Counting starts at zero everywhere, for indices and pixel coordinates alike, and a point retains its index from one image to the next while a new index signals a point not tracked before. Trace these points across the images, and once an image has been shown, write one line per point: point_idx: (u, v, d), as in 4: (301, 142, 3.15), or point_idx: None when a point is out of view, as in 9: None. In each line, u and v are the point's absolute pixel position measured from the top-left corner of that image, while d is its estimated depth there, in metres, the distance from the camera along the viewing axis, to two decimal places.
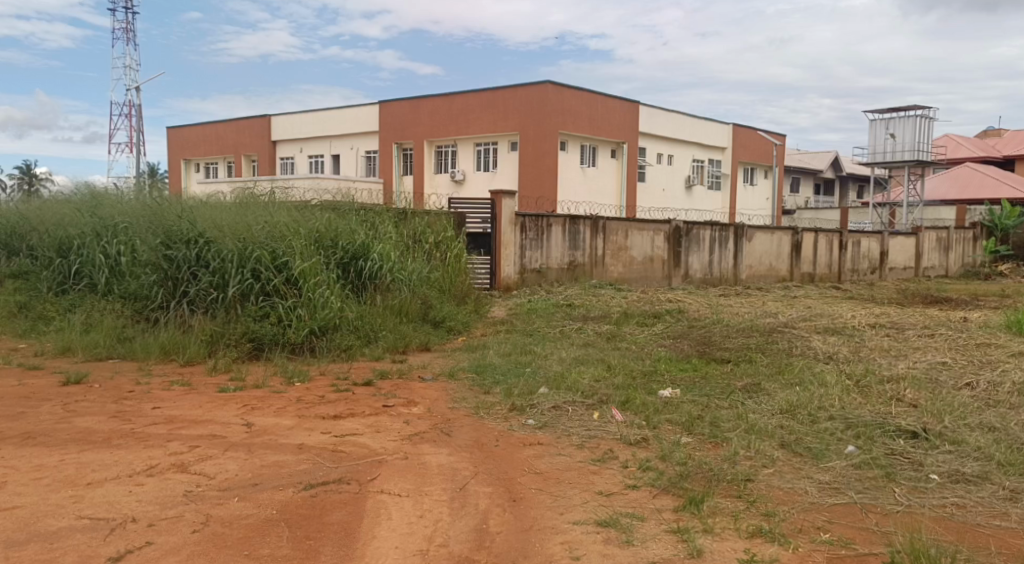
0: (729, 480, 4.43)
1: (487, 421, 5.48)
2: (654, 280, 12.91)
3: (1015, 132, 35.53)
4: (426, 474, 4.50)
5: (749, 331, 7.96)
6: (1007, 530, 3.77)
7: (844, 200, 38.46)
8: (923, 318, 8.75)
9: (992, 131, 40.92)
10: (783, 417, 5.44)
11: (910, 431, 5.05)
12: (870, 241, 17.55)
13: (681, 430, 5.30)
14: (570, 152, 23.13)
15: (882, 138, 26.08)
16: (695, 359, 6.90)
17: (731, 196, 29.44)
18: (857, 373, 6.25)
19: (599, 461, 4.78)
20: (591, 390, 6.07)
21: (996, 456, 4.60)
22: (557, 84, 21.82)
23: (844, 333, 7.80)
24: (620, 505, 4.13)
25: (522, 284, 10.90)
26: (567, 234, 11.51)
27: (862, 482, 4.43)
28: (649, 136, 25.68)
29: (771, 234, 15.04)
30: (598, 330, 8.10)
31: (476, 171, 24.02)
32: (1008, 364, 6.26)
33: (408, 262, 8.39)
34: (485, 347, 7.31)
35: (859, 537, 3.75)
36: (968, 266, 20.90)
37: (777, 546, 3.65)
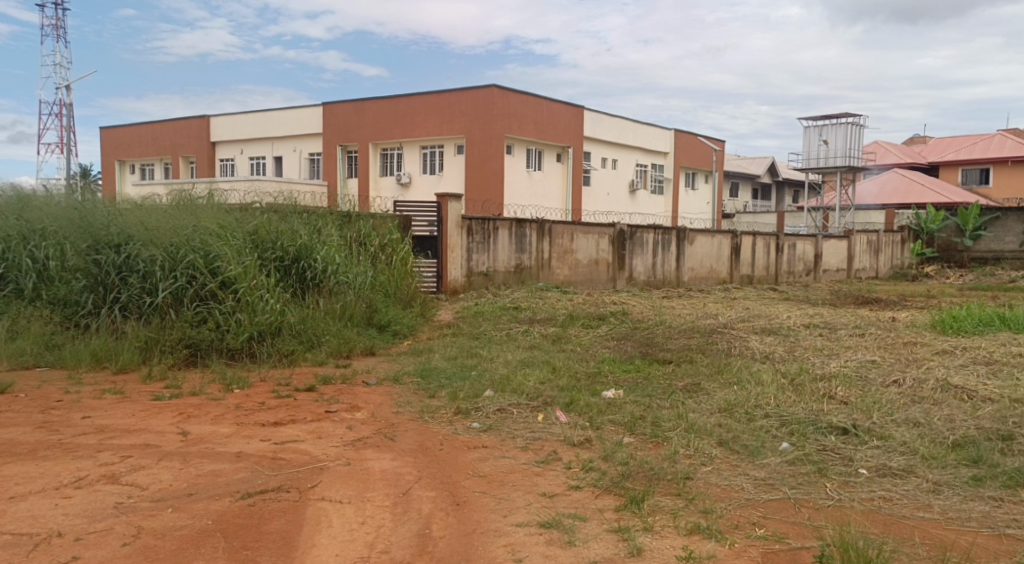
0: (668, 478, 4.52)
1: (431, 425, 5.47)
2: (599, 283, 13.07)
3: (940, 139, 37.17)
4: (368, 480, 4.48)
5: (690, 332, 8.13)
6: (930, 521, 3.93)
7: (781, 204, 39.62)
8: (854, 318, 9.04)
9: (918, 138, 42.76)
10: (721, 415, 5.59)
11: (841, 427, 5.24)
12: (805, 244, 18.09)
13: (624, 431, 5.38)
14: (516, 156, 23.22)
15: (815, 144, 26.93)
16: (638, 360, 7.02)
17: (674, 200, 30.00)
18: (792, 372, 6.45)
19: (542, 463, 4.82)
20: (535, 392, 6.11)
21: (920, 450, 4.80)
22: (503, 88, 21.91)
23: (779, 333, 8.04)
24: (563, 506, 4.17)
25: (468, 287, 10.89)
26: (513, 237, 11.57)
27: (795, 477, 4.57)
28: (594, 141, 25.99)
29: (711, 238, 15.36)
30: (544, 332, 8.17)
31: (422, 174, 23.91)
32: (932, 362, 6.53)
33: (352, 265, 8.30)
34: (431, 350, 7.29)
35: (792, 532, 3.87)
36: (896, 268, 21.74)
37: (714, 542, 3.74)
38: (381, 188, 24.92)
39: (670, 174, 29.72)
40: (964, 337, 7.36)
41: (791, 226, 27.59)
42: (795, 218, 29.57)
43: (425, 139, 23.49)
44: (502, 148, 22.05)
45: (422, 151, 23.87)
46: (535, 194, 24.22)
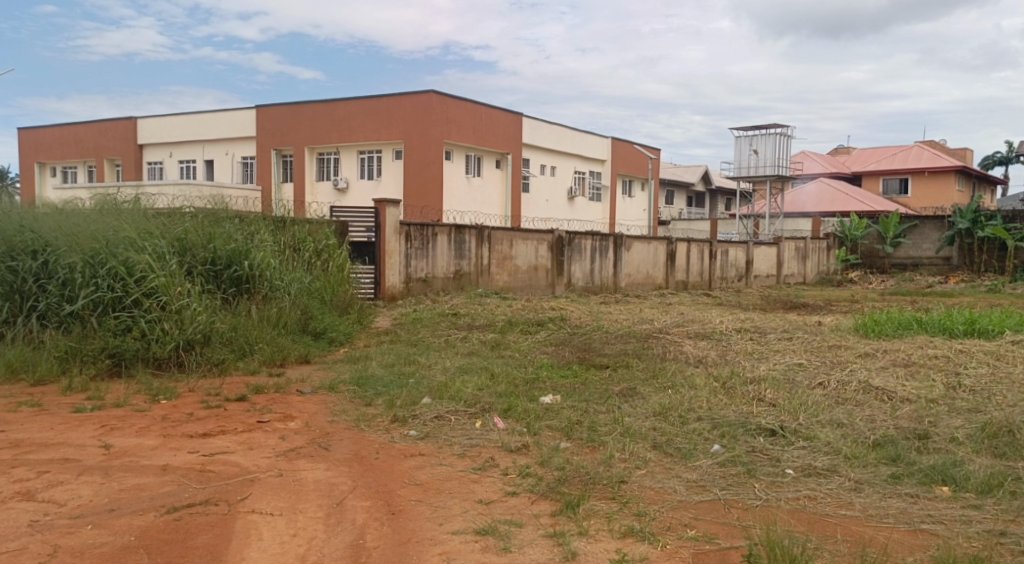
0: (604, 482, 4.57)
1: (367, 433, 5.40)
2: (538, 289, 13.15)
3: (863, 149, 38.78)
4: (301, 491, 4.39)
5: (626, 337, 8.26)
6: (852, 519, 4.08)
7: (714, 211, 40.67)
8: (782, 323, 9.35)
9: (842, 149, 44.56)
10: (656, 419, 5.69)
11: (769, 429, 5.39)
12: (737, 250, 18.59)
13: (561, 436, 5.42)
14: (455, 162, 23.19)
15: (746, 153, 27.70)
16: (576, 365, 7.09)
17: (612, 207, 30.45)
18: (724, 375, 6.62)
19: (479, 470, 4.82)
20: (473, 398, 6.10)
21: (843, 450, 4.98)
22: (441, 94, 21.87)
23: (712, 338, 8.24)
24: (499, 513, 4.17)
25: (407, 293, 10.82)
26: (452, 243, 11.54)
27: (725, 479, 4.69)
28: (533, 148, 26.19)
29: (648, 244, 15.65)
30: (483, 338, 8.17)
31: (360, 179, 23.63)
32: (855, 364, 6.80)
33: (287, 271, 8.14)
34: (368, 358, 7.21)
35: (721, 532, 3.96)
36: (822, 273, 22.55)
37: (647, 545, 3.80)
38: (316, 194, 24.45)
39: (607, 181, 30.17)
40: (884, 341, 7.68)
41: (724, 233, 28.33)
42: (728, 225, 30.40)
43: (363, 144, 23.24)
44: (441, 154, 22.02)
45: (359, 156, 23.59)
46: (474, 200, 24.24)
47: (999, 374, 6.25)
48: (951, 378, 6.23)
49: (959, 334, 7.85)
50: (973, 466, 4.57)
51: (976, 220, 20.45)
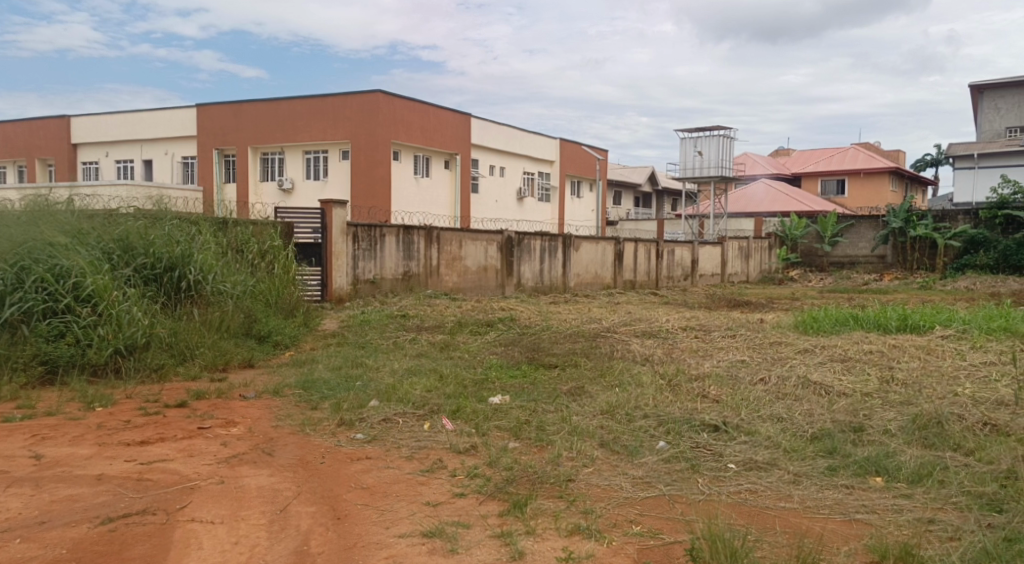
0: (552, 481, 4.60)
1: (313, 437, 5.33)
2: (488, 289, 13.17)
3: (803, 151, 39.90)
4: (243, 498, 4.30)
5: (575, 336, 8.32)
6: (790, 510, 4.20)
7: (661, 212, 41.32)
8: (726, 320, 9.55)
9: (783, 151, 45.79)
10: (603, 417, 5.75)
11: (712, 424, 5.51)
12: (683, 250, 18.90)
13: (509, 436, 5.43)
14: (403, 162, 23.04)
15: (691, 154, 28.21)
16: (525, 365, 7.12)
17: (560, 208, 30.66)
18: (669, 373, 6.73)
19: (427, 472, 4.80)
20: (422, 400, 6.07)
21: (782, 444, 5.12)
22: (388, 93, 21.71)
23: (659, 336, 8.36)
24: (446, 515, 4.16)
25: (355, 295, 10.71)
26: (400, 244, 11.47)
27: (670, 474, 4.77)
28: (482, 148, 26.20)
29: (596, 244, 15.79)
30: (432, 339, 8.13)
31: (305, 180, 23.28)
32: (795, 360, 6.98)
33: (230, 273, 7.98)
34: (314, 361, 7.10)
35: (666, 527, 4.03)
36: (765, 272, 23.14)
37: (593, 542, 3.84)
38: (260, 195, 23.99)
39: (555, 182, 30.39)
40: (823, 336, 7.92)
41: (671, 233, 28.81)
42: (675, 225, 30.92)
43: (308, 144, 22.91)
44: (389, 154, 21.87)
45: (304, 157, 23.23)
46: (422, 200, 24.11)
47: (930, 367, 6.50)
48: (885, 372, 6.45)
49: (892, 329, 8.14)
50: (904, 457, 4.74)
51: (909, 219, 21.21)
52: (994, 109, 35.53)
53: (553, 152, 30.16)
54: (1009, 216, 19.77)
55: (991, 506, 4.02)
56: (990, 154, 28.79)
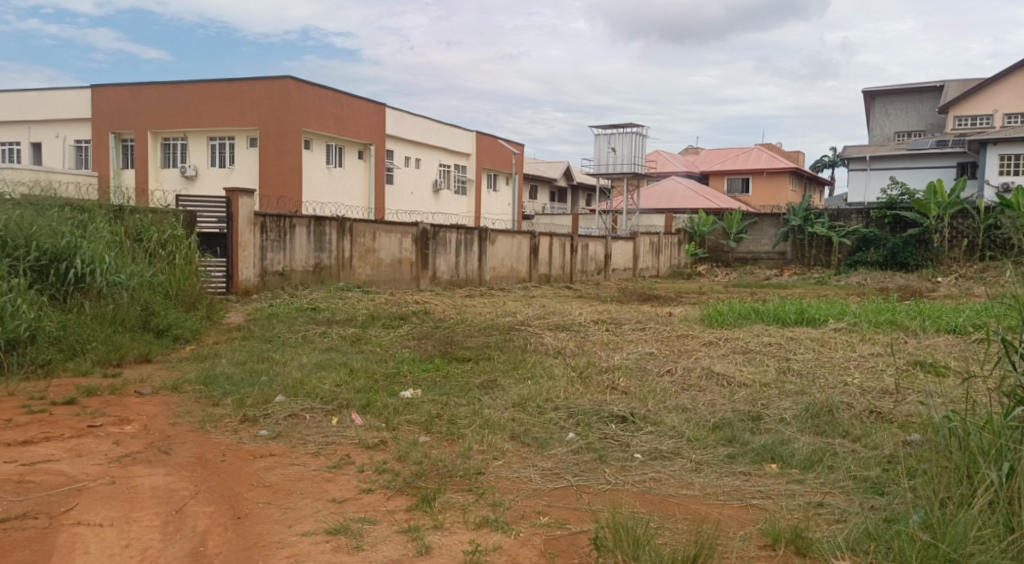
0: (461, 475, 4.59)
1: (214, 435, 5.13)
2: (402, 283, 13.00)
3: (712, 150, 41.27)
4: (136, 498, 4.10)
5: (489, 329, 8.34)
6: (691, 497, 4.33)
7: (576, 207, 41.96)
8: (636, 314, 9.76)
9: (693, 150, 47.28)
10: (515, 410, 5.78)
11: (620, 415, 5.62)
12: (597, 245, 19.19)
13: (420, 430, 5.38)
14: (315, 152, 22.47)
15: (605, 151, 28.71)
16: (438, 359, 7.07)
17: (477, 201, 30.68)
18: (581, 365, 6.84)
19: (333, 468, 4.70)
20: (330, 395, 5.95)
21: (686, 433, 5.27)
22: (299, 80, 21.14)
23: (571, 329, 8.47)
24: (352, 511, 4.08)
25: (263, 287, 10.40)
26: (311, 235, 11.21)
27: (578, 465, 4.84)
28: (397, 139, 25.88)
29: (512, 238, 15.84)
30: (343, 333, 7.98)
31: (210, 168, 22.38)
32: (700, 352, 7.22)
33: (125, 264, 7.58)
34: (216, 356, 6.85)
35: (572, 517, 4.09)
36: (674, 267, 23.86)
37: (501, 534, 3.85)
38: (162, 181, 22.99)
39: (472, 175, 30.36)
40: (726, 329, 8.20)
41: (585, 227, 29.23)
42: (589, 219, 31.48)
43: (213, 130, 22.03)
44: (300, 143, 21.32)
45: (209, 143, 22.29)
46: (336, 191, 23.65)
47: (823, 358, 6.83)
48: (783, 363, 6.75)
49: (790, 322, 8.52)
50: (798, 444, 4.96)
51: (807, 217, 22.26)
52: (885, 114, 37.68)
53: (470, 145, 30.11)
54: (897, 216, 20.95)
55: (873, 488, 4.25)
56: (882, 157, 30.53)
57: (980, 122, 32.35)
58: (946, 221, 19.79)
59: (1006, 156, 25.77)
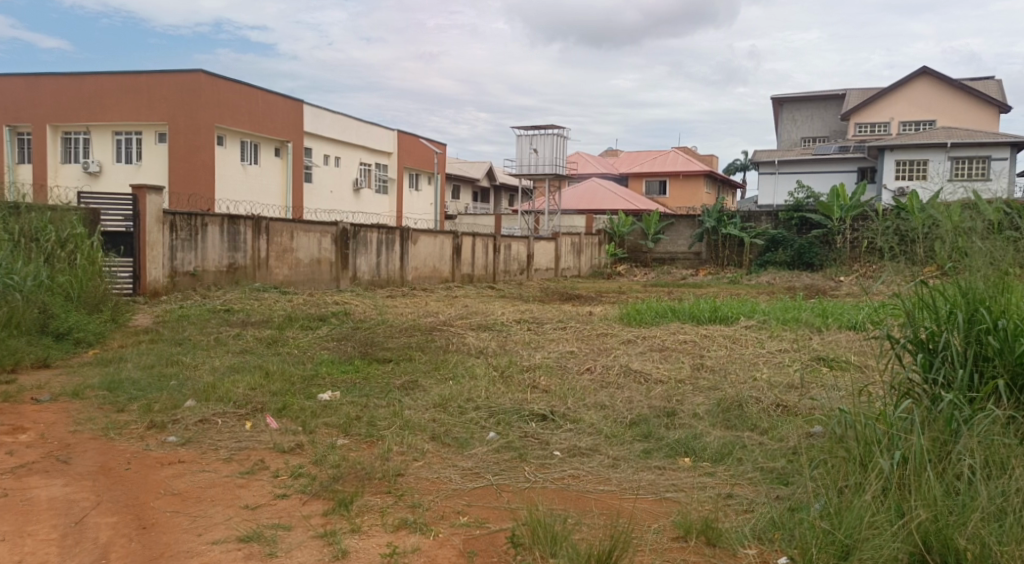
0: (379, 477, 4.53)
1: (118, 442, 4.91)
2: (321, 283, 12.75)
3: (631, 152, 42.20)
4: (32, 511, 3.88)
5: (411, 330, 8.28)
6: (609, 493, 4.41)
7: (499, 207, 42.17)
8: (558, 314, 9.87)
9: (613, 152, 48.21)
10: (436, 410, 5.75)
11: (541, 414, 5.68)
12: (519, 245, 19.29)
13: (338, 433, 5.29)
14: (229, 148, 21.76)
15: (526, 151, 28.96)
16: (357, 360, 6.97)
17: (398, 200, 30.40)
18: (502, 364, 6.87)
19: (246, 474, 4.56)
20: (244, 399, 5.78)
21: (604, 430, 5.37)
22: (211, 74, 20.45)
23: (493, 329, 8.50)
24: (265, 518, 3.97)
25: (172, 288, 10.03)
26: (224, 234, 10.86)
27: (498, 464, 4.85)
28: (315, 136, 25.36)
29: (434, 238, 15.74)
30: (259, 335, 7.76)
31: (115, 163, 21.39)
32: (619, 350, 7.37)
33: (18, 264, 7.15)
34: (122, 360, 6.54)
35: (491, 516, 4.10)
36: (595, 267, 24.19)
37: (419, 535, 3.82)
38: (61, 176, 21.91)
39: (393, 174, 30.07)
40: (644, 328, 8.41)
41: (507, 228, 29.38)
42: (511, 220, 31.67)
43: (119, 124, 21.05)
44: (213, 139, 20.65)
45: (114, 138, 21.30)
46: (252, 189, 22.99)
47: (734, 355, 7.08)
48: (697, 359, 6.96)
49: (704, 320, 8.80)
50: (709, 438, 5.12)
51: (721, 219, 22.93)
52: (792, 120, 39.39)
53: (391, 144, 29.83)
54: (803, 217, 21.94)
55: (779, 479, 4.42)
56: (789, 161, 31.91)
57: (879, 129, 34.19)
58: (847, 223, 20.89)
59: (902, 161, 27.44)
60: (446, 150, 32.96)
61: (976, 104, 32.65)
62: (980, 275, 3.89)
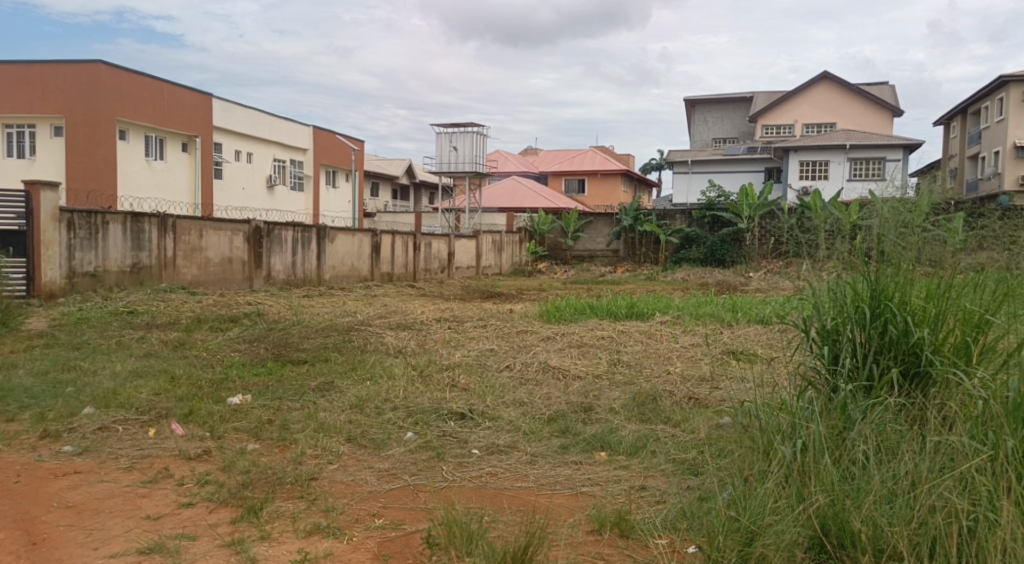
0: (292, 482, 4.40)
1: (7, 454, 4.60)
2: (233, 283, 12.33)
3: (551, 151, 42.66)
4: None
5: (328, 330, 8.11)
6: (526, 490, 4.42)
7: (418, 205, 41.90)
8: (479, 311, 9.85)
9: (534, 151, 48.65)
10: (352, 411, 5.63)
11: (459, 413, 5.64)
12: (440, 243, 19.19)
13: (248, 437, 5.11)
14: (133, 142, 20.79)
15: (446, 149, 28.85)
16: (270, 362, 6.76)
17: (314, 198, 29.82)
18: (421, 363, 6.81)
19: (149, 483, 4.35)
20: (148, 405, 5.52)
21: (522, 427, 5.38)
22: (111, 65, 19.54)
23: (413, 328, 8.41)
24: (168, 528, 3.80)
25: (70, 290, 9.54)
26: (128, 233, 10.37)
27: (415, 464, 4.80)
28: (225, 132, 24.54)
29: (352, 236, 15.46)
30: (164, 337, 7.44)
31: (7, 158, 20.13)
32: (538, 347, 7.41)
33: None
34: (12, 366, 6.15)
35: (407, 517, 4.04)
36: (515, 265, 24.15)
37: (332, 540, 3.73)
38: None
39: (309, 171, 29.45)
40: (563, 324, 8.50)
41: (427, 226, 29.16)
42: (432, 218, 31.44)
43: (12, 116, 19.84)
44: (114, 133, 19.70)
45: (4, 131, 20.04)
46: (161, 186, 22.04)
47: (649, 349, 7.25)
48: (614, 355, 7.08)
49: (621, 316, 8.97)
50: (624, 432, 5.21)
51: (637, 217, 23.39)
52: (703, 121, 40.66)
53: (307, 140, 29.22)
54: (715, 216, 22.61)
55: (689, 470, 4.54)
56: (701, 161, 32.88)
57: (784, 131, 35.68)
58: (756, 221, 21.72)
59: (805, 162, 28.57)
60: (363, 147, 32.51)
61: (872, 108, 34.44)
62: (878, 268, 4.04)
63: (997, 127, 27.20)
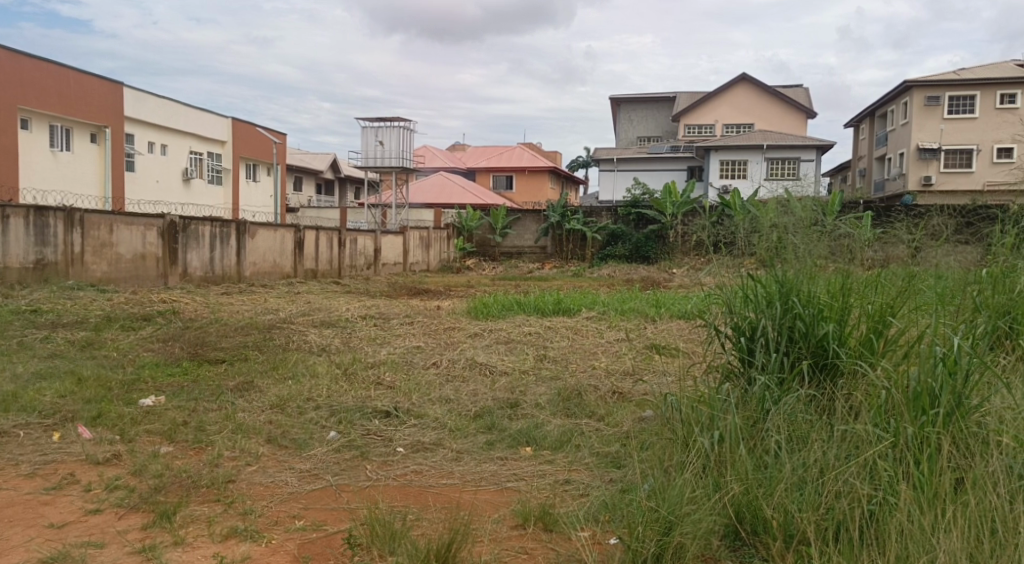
0: (207, 485, 4.24)
1: None
2: (146, 280, 11.83)
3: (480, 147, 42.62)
4: None
5: (248, 328, 7.88)
6: (450, 487, 4.39)
7: (344, 200, 41.21)
8: (405, 308, 9.75)
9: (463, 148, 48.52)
10: (272, 412, 5.48)
11: (384, 411, 5.57)
12: (365, 240, 18.91)
13: (161, 440, 4.90)
14: (35, 132, 19.70)
15: (372, 144, 28.47)
16: (186, 362, 6.51)
17: (233, 192, 29.01)
18: (345, 361, 6.68)
19: (53, 489, 4.12)
20: (52, 408, 5.23)
21: (448, 424, 5.34)
22: (12, 50, 18.46)
23: (337, 326, 8.25)
24: (73, 536, 3.60)
25: None
26: (31, 228, 9.84)
27: (338, 464, 4.70)
28: (138, 122, 23.53)
29: (273, 232, 15.06)
30: (71, 337, 7.07)
31: None
32: (466, 344, 7.39)
33: None
34: None
35: (329, 518, 3.95)
36: (444, 261, 23.86)
37: (250, 543, 3.61)
38: None
39: (229, 164, 28.61)
40: (491, 321, 8.50)
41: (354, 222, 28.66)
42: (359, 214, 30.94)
43: None
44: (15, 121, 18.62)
45: None
46: (67, 178, 20.95)
47: (576, 345, 7.32)
48: (540, 350, 7.12)
49: (549, 312, 9.03)
50: (549, 427, 5.25)
51: (564, 214, 23.70)
52: (629, 121, 41.41)
53: (226, 133, 28.37)
54: (640, 214, 23.01)
55: (612, 462, 4.60)
56: (626, 159, 33.47)
57: (705, 131, 36.68)
58: (679, 218, 22.29)
59: (726, 161, 29.65)
60: (286, 140, 31.78)
61: (788, 110, 35.81)
62: (792, 264, 4.19)
63: (903, 130, 28.70)
